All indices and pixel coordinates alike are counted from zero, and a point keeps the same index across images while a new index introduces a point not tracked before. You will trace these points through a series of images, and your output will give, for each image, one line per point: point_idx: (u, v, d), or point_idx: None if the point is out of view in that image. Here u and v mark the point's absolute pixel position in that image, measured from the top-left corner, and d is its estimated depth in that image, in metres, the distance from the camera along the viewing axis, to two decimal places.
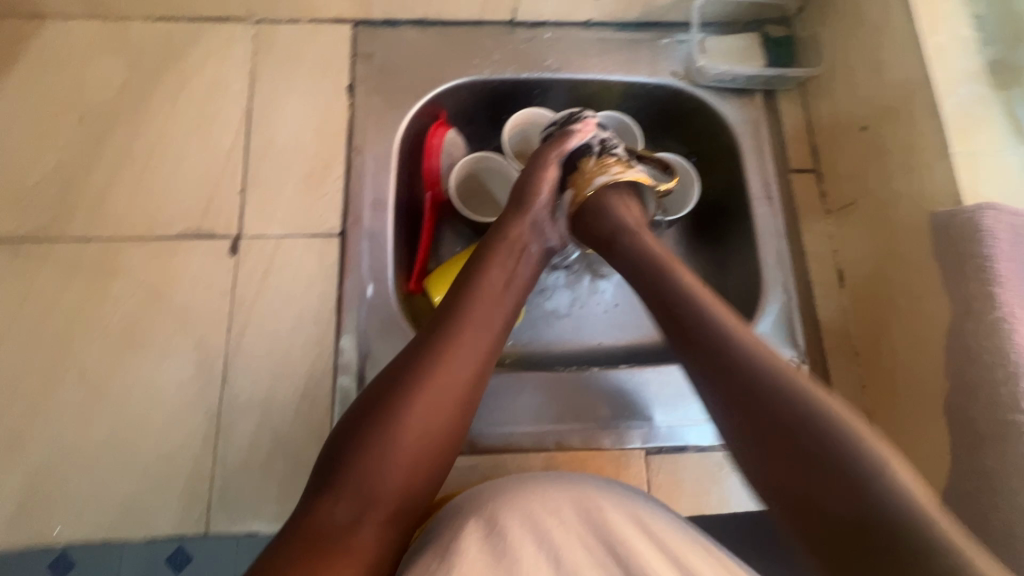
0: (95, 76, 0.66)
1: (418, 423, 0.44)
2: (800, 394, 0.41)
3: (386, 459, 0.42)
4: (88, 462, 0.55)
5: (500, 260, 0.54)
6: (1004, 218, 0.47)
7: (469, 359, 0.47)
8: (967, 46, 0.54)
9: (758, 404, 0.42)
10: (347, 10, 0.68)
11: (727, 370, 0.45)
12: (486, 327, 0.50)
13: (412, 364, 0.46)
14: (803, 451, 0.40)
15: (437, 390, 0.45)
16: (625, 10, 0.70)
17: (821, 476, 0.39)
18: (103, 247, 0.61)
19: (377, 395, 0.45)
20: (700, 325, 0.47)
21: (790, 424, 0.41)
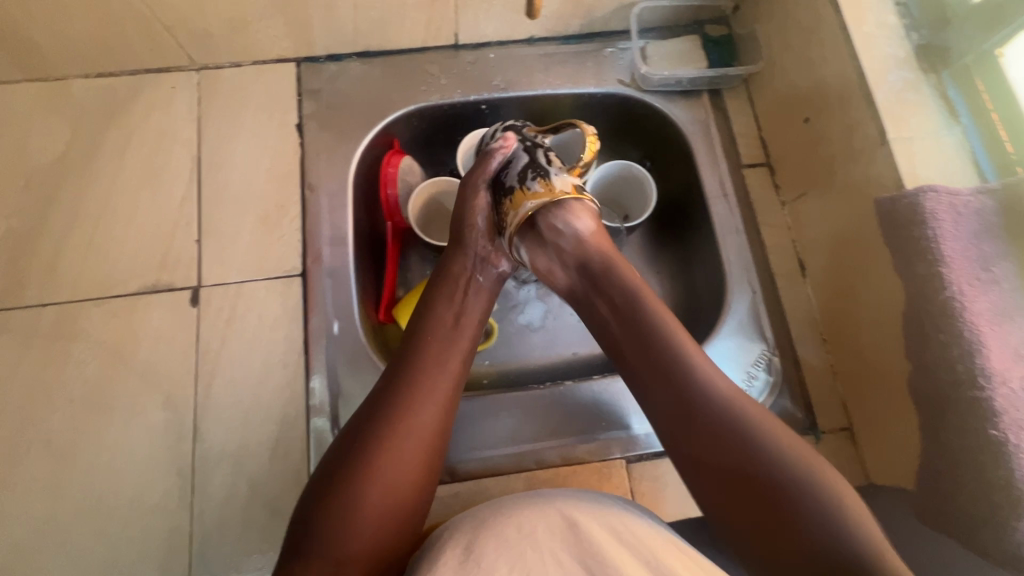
0: (40, 139, 0.65)
1: (387, 474, 0.44)
2: (725, 410, 0.44)
3: (359, 514, 0.42)
4: (62, 532, 0.54)
5: (448, 299, 0.55)
6: (944, 199, 0.48)
7: (433, 402, 0.48)
8: (893, 34, 0.56)
9: (717, 432, 0.43)
10: (289, 49, 0.68)
11: (686, 404, 0.45)
12: (445, 367, 0.50)
13: (375, 415, 0.46)
14: (736, 458, 0.42)
15: (404, 438, 0.45)
16: (565, 24, 0.71)
17: (761, 487, 0.41)
18: (60, 311, 0.60)
19: (343, 450, 0.45)
20: (642, 361, 0.48)
21: (713, 430, 0.43)
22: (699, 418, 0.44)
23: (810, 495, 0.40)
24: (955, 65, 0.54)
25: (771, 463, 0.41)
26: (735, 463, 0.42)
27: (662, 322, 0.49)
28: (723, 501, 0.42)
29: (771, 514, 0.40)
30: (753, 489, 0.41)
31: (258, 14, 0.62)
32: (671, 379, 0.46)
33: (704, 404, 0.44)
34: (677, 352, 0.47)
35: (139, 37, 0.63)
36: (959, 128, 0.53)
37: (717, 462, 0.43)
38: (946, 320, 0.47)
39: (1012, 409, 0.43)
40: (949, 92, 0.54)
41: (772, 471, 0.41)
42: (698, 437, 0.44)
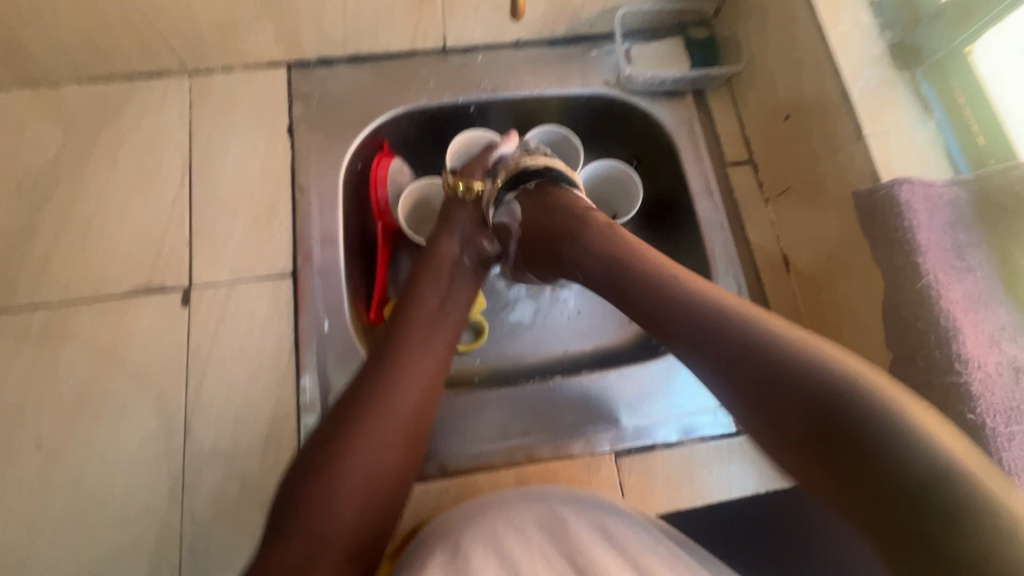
0: (32, 143, 0.66)
1: (371, 449, 0.44)
2: (763, 334, 0.41)
3: (343, 485, 0.43)
4: (50, 532, 0.54)
5: (429, 282, 0.56)
6: (918, 191, 0.49)
7: (414, 380, 0.48)
8: (868, 33, 0.57)
9: (775, 371, 0.39)
10: (279, 54, 0.69)
11: (722, 356, 0.42)
12: (430, 350, 0.51)
13: (360, 393, 0.47)
14: (817, 406, 0.37)
15: (389, 416, 0.46)
16: (551, 28, 0.72)
17: (836, 423, 0.36)
18: (50, 313, 0.60)
19: (328, 426, 0.46)
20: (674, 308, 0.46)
21: (759, 358, 0.40)
22: (746, 367, 0.41)
23: (876, 419, 0.35)
24: (928, 62, 0.55)
25: (831, 386, 0.37)
26: (792, 393, 0.38)
27: (624, 248, 0.52)
28: (812, 449, 0.37)
29: (841, 444, 0.36)
30: (817, 417, 0.37)
31: (249, 19, 0.63)
32: (703, 312, 0.44)
33: (748, 348, 0.41)
34: (657, 271, 0.49)
35: (132, 42, 0.64)
36: (933, 122, 0.54)
37: (778, 396, 0.39)
38: (923, 308, 0.48)
39: (988, 393, 0.45)
40: (923, 88, 0.55)
41: (837, 393, 0.37)
42: (763, 376, 0.40)
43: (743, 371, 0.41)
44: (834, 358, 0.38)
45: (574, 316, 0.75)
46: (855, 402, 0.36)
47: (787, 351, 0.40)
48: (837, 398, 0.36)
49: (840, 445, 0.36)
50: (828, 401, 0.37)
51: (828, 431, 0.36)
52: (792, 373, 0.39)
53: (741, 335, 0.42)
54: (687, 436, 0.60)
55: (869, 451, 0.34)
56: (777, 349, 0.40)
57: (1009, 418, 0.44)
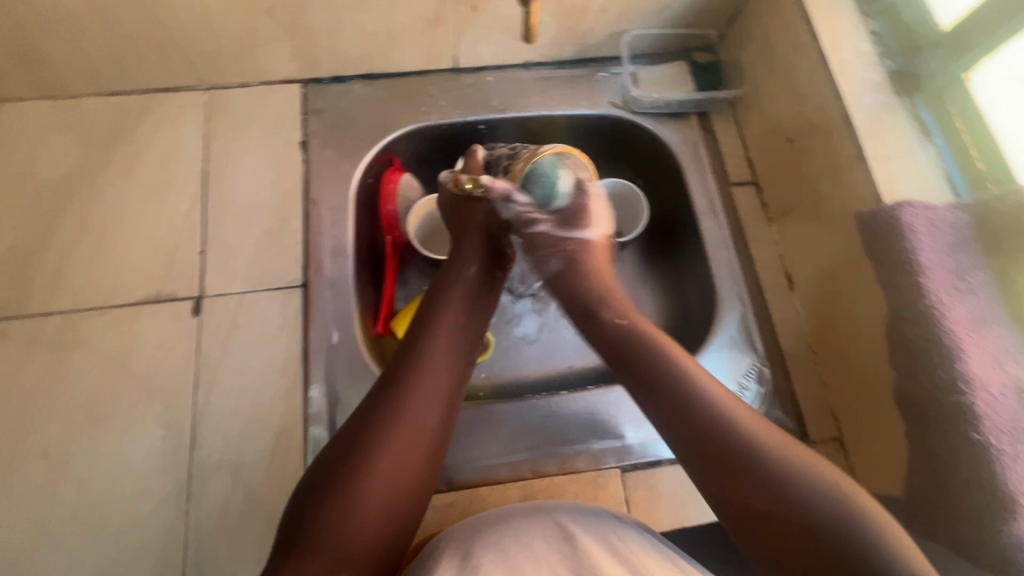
0: (50, 153, 0.67)
1: (390, 469, 0.45)
2: (717, 408, 0.44)
3: (360, 505, 0.43)
4: (54, 541, 0.53)
5: (451, 296, 0.55)
6: (920, 213, 0.50)
7: (431, 401, 0.48)
8: (868, 60, 0.59)
9: (725, 444, 0.42)
10: (295, 71, 0.71)
11: (684, 420, 0.44)
12: (451, 364, 0.51)
13: (379, 412, 0.46)
14: (759, 479, 0.40)
15: (409, 435, 0.46)
16: (560, 50, 0.74)
17: (772, 498, 0.39)
18: (62, 321, 0.60)
19: (347, 444, 0.45)
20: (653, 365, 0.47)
21: (709, 422, 0.43)
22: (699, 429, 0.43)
23: (818, 505, 0.38)
24: (928, 89, 0.57)
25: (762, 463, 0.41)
26: (731, 464, 0.41)
27: (620, 309, 0.55)
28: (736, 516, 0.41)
29: (769, 518, 0.39)
30: (748, 484, 0.40)
31: (267, 37, 0.65)
32: (674, 378, 0.46)
33: (708, 414, 0.43)
34: (642, 333, 0.51)
35: (152, 57, 0.65)
36: (932, 148, 0.56)
37: (709, 456, 0.42)
38: (926, 328, 0.49)
39: (991, 413, 0.45)
40: (924, 114, 0.57)
41: (770, 468, 0.40)
42: (711, 446, 0.42)
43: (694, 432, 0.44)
44: (785, 451, 0.42)
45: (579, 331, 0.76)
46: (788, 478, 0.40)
47: (737, 430, 0.43)
48: (770, 472, 0.40)
49: (761, 514, 0.40)
50: (772, 481, 0.40)
51: (766, 500, 0.40)
52: (735, 437, 0.42)
53: (693, 405, 0.44)
54: None
55: (792, 523, 0.38)
56: (725, 420, 0.43)
57: (1012, 437, 0.45)
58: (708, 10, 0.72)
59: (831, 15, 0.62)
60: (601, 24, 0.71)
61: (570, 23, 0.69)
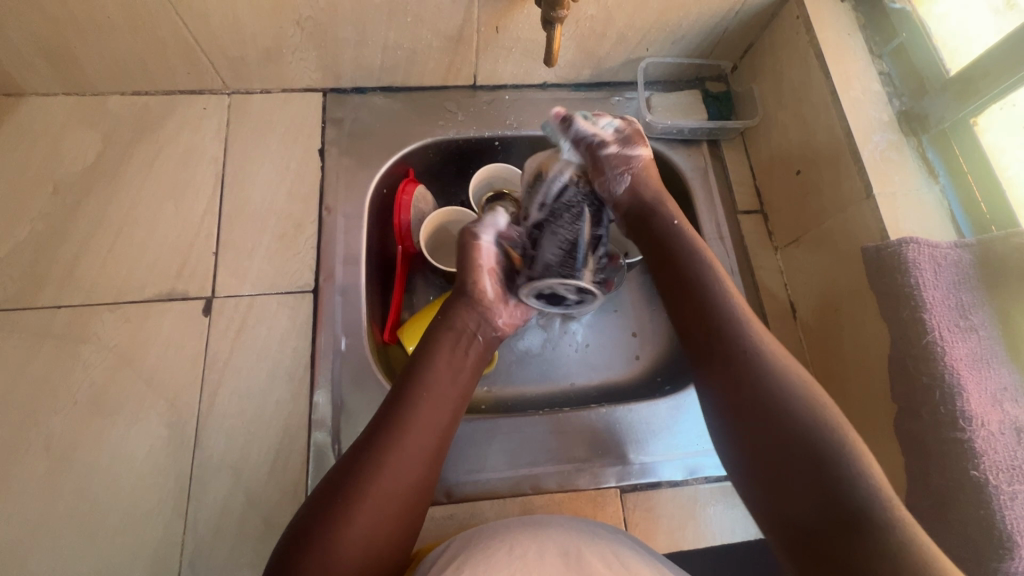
0: (72, 148, 0.68)
1: (371, 514, 0.45)
2: (771, 373, 0.47)
3: (341, 548, 0.43)
4: (50, 535, 0.53)
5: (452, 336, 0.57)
6: (924, 250, 0.51)
7: (427, 429, 0.50)
8: (877, 100, 0.61)
9: (813, 440, 0.43)
10: (317, 80, 0.72)
11: (762, 410, 0.46)
12: (438, 412, 0.52)
13: (362, 456, 0.47)
14: (828, 477, 0.42)
15: (395, 479, 0.47)
16: (577, 73, 0.76)
17: (831, 503, 0.41)
18: (72, 314, 0.61)
19: (332, 487, 0.46)
20: (738, 348, 0.50)
21: (757, 390, 0.47)
22: (773, 421, 0.46)
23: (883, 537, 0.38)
24: (933, 131, 0.59)
25: (797, 416, 0.45)
26: (807, 457, 0.43)
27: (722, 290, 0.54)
28: (794, 508, 0.43)
29: (839, 519, 0.40)
30: (799, 465, 0.43)
31: (294, 47, 0.66)
32: (747, 360, 0.49)
33: (795, 410, 0.45)
34: (735, 321, 0.51)
35: (179, 61, 0.67)
36: (938, 187, 0.58)
37: (773, 446, 0.45)
38: (928, 363, 0.49)
39: (990, 451, 0.46)
40: (929, 154, 0.59)
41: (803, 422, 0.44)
42: (790, 445, 0.44)
43: (740, 401, 0.48)
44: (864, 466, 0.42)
45: (582, 349, 0.77)
46: (812, 428, 0.44)
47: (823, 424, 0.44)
48: (790, 418, 0.45)
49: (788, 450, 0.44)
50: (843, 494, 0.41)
51: (784, 445, 0.44)
52: (764, 385, 0.47)
53: (760, 379, 0.48)
54: (692, 476, 0.61)
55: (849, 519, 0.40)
56: (794, 397, 0.46)
57: (1011, 476, 0.45)
58: (722, 43, 0.74)
59: (843, 53, 0.64)
60: (618, 50, 0.72)
61: (588, 48, 0.71)
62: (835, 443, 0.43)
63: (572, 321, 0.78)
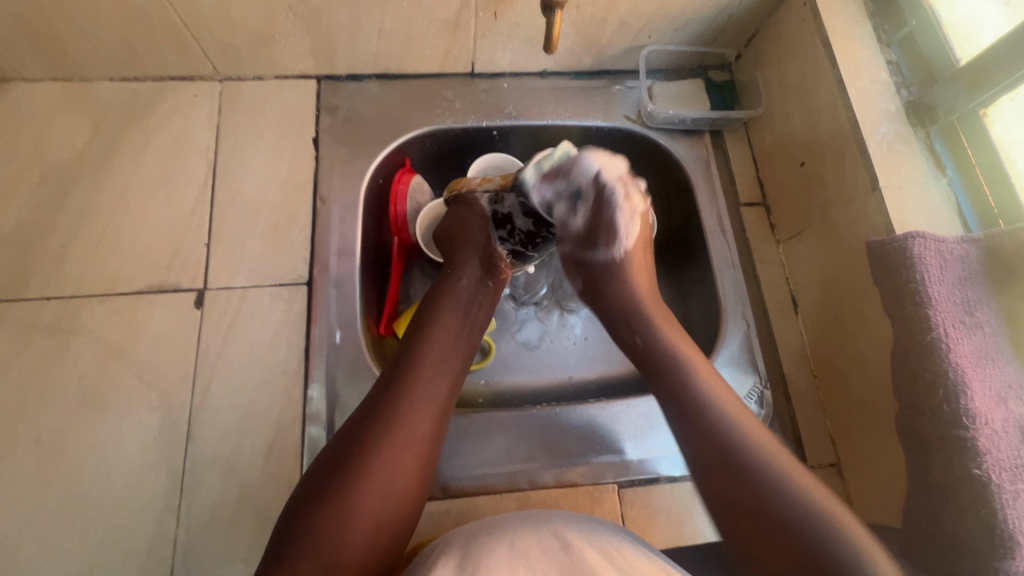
0: (59, 135, 0.66)
1: (384, 478, 0.45)
2: (721, 418, 0.48)
3: (356, 511, 0.43)
4: (41, 530, 0.52)
5: (451, 304, 0.58)
6: (931, 244, 0.50)
7: (431, 396, 0.50)
8: (886, 89, 0.60)
9: (765, 482, 0.44)
10: (311, 67, 0.71)
11: (713, 454, 0.47)
12: (441, 383, 0.52)
13: (372, 420, 0.47)
14: (785, 526, 0.42)
15: (410, 442, 0.47)
16: (577, 61, 0.74)
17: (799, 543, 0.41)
18: (61, 306, 0.60)
19: (334, 462, 0.45)
20: (689, 396, 0.50)
21: (713, 437, 0.47)
22: (724, 464, 0.46)
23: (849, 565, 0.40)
24: (942, 122, 0.57)
25: (747, 454, 0.46)
26: (762, 505, 0.43)
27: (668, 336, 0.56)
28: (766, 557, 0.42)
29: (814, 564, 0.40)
30: (760, 512, 0.43)
31: (286, 32, 0.64)
32: (690, 402, 0.50)
33: (750, 458, 0.46)
34: (679, 363, 0.53)
35: (168, 46, 0.65)
36: (945, 180, 0.56)
37: (732, 485, 0.45)
38: (932, 360, 0.49)
39: (994, 449, 0.45)
40: (937, 146, 0.58)
41: (767, 486, 0.44)
42: (743, 490, 0.44)
43: (699, 447, 0.48)
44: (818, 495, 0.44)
45: (580, 342, 0.76)
46: (774, 480, 0.44)
47: (769, 466, 0.45)
48: (760, 479, 0.44)
49: (768, 525, 0.43)
50: (800, 531, 0.42)
51: (742, 485, 0.45)
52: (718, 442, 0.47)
53: (707, 422, 0.48)
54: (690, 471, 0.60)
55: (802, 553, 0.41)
56: (741, 444, 0.46)
57: (1014, 475, 0.45)
58: (726, 30, 0.72)
59: (851, 40, 0.62)
60: (620, 37, 0.71)
61: (589, 34, 0.69)
62: (776, 470, 0.45)
63: (569, 315, 0.78)
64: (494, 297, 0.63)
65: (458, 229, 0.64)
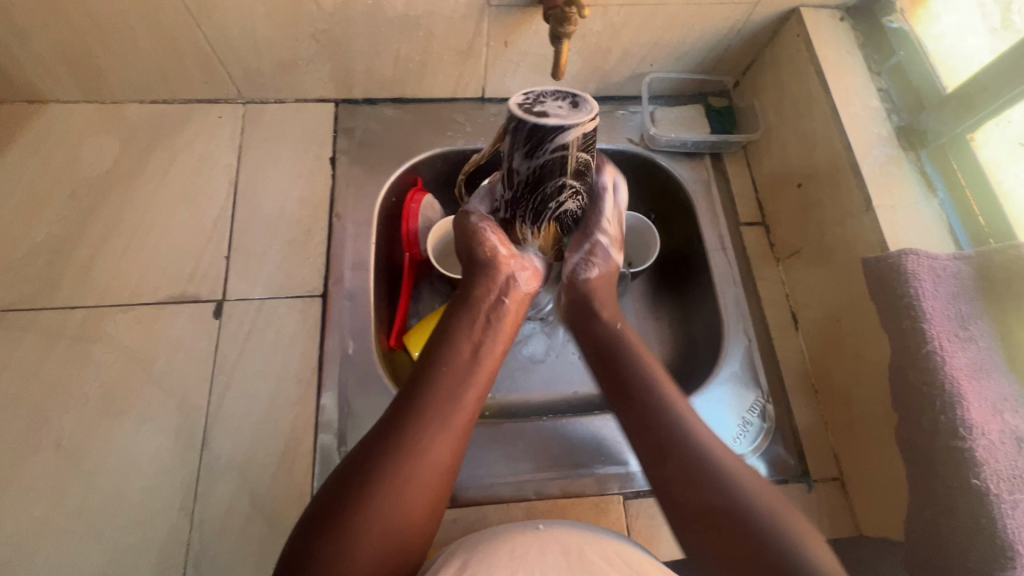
0: (90, 153, 0.70)
1: (391, 507, 0.46)
2: (689, 431, 0.51)
3: (353, 548, 0.44)
4: (57, 534, 0.53)
5: (467, 329, 0.57)
6: (923, 261, 0.52)
7: (445, 426, 0.50)
8: (876, 115, 0.63)
9: (735, 499, 0.47)
10: (330, 91, 0.74)
11: (684, 469, 0.50)
12: (456, 411, 0.52)
13: (382, 447, 0.48)
14: (748, 544, 0.46)
15: (414, 479, 0.47)
16: (583, 87, 0.78)
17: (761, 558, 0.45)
18: (85, 315, 0.62)
19: (343, 482, 0.47)
20: (655, 409, 0.53)
21: (673, 447, 0.51)
22: (688, 479, 0.49)
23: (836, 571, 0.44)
24: (932, 146, 0.60)
25: (715, 469, 0.49)
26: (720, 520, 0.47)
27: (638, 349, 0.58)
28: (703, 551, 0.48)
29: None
30: (727, 526, 0.47)
31: (308, 58, 0.68)
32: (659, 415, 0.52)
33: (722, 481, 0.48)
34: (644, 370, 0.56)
35: (198, 71, 0.69)
36: (937, 200, 0.59)
37: (694, 500, 0.49)
38: (928, 372, 0.50)
39: (991, 460, 0.47)
40: (928, 169, 0.60)
41: (739, 498, 0.48)
42: (712, 509, 0.48)
43: (660, 456, 0.51)
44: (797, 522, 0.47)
45: None
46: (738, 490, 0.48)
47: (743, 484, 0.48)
48: (727, 491, 0.48)
49: (722, 531, 0.47)
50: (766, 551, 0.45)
51: (707, 502, 0.48)
52: (674, 457, 0.50)
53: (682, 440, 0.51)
54: None
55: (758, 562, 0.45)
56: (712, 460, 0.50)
57: (1012, 485, 0.46)
58: (724, 60, 0.76)
59: (843, 69, 0.65)
60: (623, 65, 0.74)
61: (594, 62, 0.73)
62: (746, 485, 0.48)
63: None
64: (518, 317, 0.62)
65: (467, 246, 0.61)
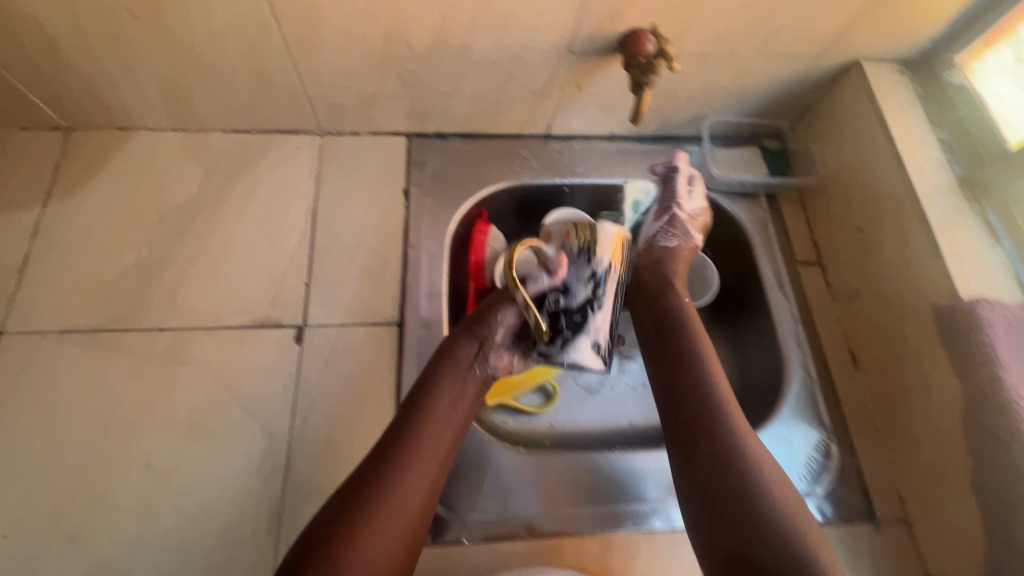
0: (177, 179, 0.73)
1: (371, 544, 0.47)
2: (735, 444, 0.53)
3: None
4: (148, 554, 0.54)
5: (450, 376, 0.58)
6: (996, 310, 0.57)
7: (427, 465, 0.53)
8: (939, 165, 0.66)
9: (757, 519, 0.49)
10: (404, 126, 0.77)
11: (716, 481, 0.51)
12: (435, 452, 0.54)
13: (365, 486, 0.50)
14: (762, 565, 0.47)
15: (393, 512, 0.50)
16: (643, 127, 0.81)
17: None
18: (173, 338, 0.64)
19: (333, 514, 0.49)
20: (707, 417, 0.54)
21: (710, 455, 0.52)
22: (720, 494, 0.50)
23: None
24: (994, 198, 0.63)
25: (751, 487, 0.50)
26: (743, 541, 0.48)
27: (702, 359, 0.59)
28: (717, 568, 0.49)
29: None
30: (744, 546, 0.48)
31: (390, 95, 0.72)
32: (712, 421, 0.54)
33: (750, 498, 0.50)
34: (701, 378, 0.57)
35: (284, 104, 0.72)
36: (1002, 250, 0.61)
37: (721, 513, 0.50)
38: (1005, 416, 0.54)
39: None
40: (992, 219, 0.63)
41: (768, 521, 0.48)
42: (734, 528, 0.49)
43: (698, 462, 0.53)
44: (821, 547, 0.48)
45: (639, 387, 0.80)
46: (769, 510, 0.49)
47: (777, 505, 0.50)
48: (755, 508, 0.49)
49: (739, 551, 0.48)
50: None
51: (732, 519, 0.49)
52: (714, 473, 0.51)
53: (732, 454, 0.52)
54: None
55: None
56: (752, 479, 0.51)
57: None
58: (781, 105, 0.79)
59: (905, 120, 0.68)
60: (686, 108, 0.78)
61: (659, 105, 0.76)
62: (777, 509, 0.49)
63: (628, 361, 0.82)
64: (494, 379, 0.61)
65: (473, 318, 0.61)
